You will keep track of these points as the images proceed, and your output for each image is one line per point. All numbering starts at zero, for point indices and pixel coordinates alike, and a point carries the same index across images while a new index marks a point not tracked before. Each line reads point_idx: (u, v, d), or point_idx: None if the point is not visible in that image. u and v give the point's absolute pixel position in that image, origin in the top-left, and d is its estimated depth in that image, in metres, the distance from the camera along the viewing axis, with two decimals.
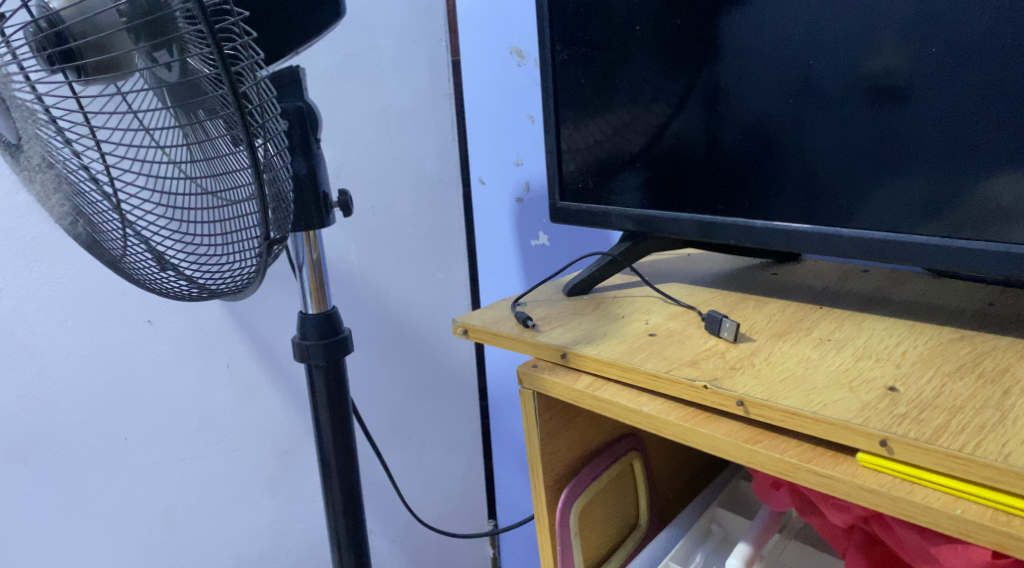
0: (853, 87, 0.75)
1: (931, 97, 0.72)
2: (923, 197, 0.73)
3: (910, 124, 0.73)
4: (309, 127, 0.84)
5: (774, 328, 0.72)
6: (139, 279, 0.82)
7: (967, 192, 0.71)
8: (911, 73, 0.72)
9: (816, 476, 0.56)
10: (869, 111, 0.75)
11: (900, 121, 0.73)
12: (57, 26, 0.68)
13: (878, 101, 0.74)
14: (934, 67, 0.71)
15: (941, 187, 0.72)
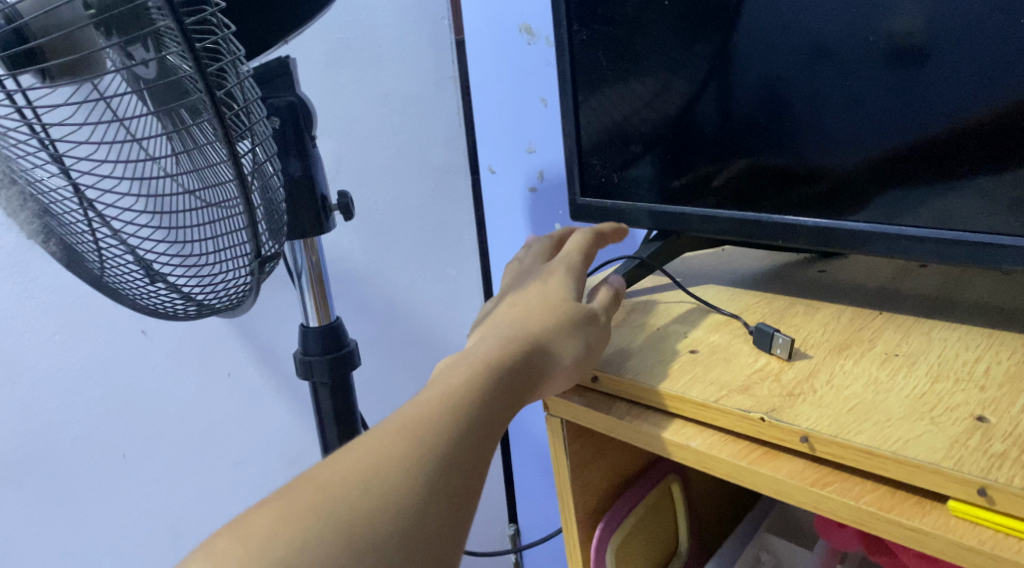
0: (872, 51, 0.67)
1: (954, 57, 0.64)
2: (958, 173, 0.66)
3: (933, 90, 0.65)
4: (303, 125, 0.76)
5: (832, 340, 0.64)
6: (125, 298, 0.74)
7: (1001, 164, 0.64)
8: (932, 34, 0.65)
9: (901, 529, 0.49)
10: (890, 76, 0.67)
11: (933, 90, 0.65)
12: (14, 22, 0.59)
13: (897, 64, 0.66)
14: (956, 25, 0.64)
15: (978, 161, 0.65)
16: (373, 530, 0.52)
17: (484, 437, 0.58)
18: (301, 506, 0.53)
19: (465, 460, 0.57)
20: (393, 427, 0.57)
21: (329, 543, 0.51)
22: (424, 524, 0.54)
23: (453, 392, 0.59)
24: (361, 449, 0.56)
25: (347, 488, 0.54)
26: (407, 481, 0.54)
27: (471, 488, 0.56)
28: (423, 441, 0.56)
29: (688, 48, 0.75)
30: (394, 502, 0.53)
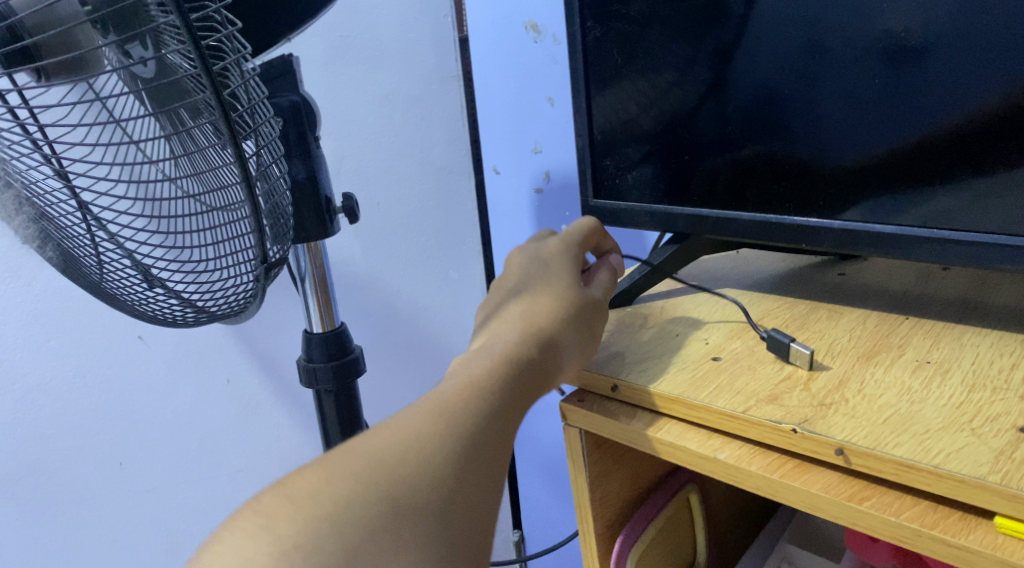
0: (868, 46, 0.66)
1: (955, 51, 0.63)
2: (959, 170, 0.65)
3: (927, 84, 0.64)
4: (307, 125, 0.73)
5: (860, 347, 0.62)
6: (123, 304, 0.71)
7: (995, 161, 0.63)
8: (928, 30, 0.63)
9: (944, 546, 0.47)
10: (887, 70, 0.66)
11: (928, 83, 0.64)
12: (7, 20, 0.56)
13: (898, 61, 0.65)
14: (950, 23, 0.62)
15: (977, 158, 0.64)
16: (428, 486, 0.53)
17: (523, 407, 0.60)
18: (354, 467, 0.53)
19: (505, 424, 0.58)
20: (430, 400, 0.58)
21: (388, 499, 0.52)
22: (476, 481, 0.55)
23: (486, 366, 0.61)
24: (404, 419, 0.57)
25: (396, 451, 0.54)
26: (455, 441, 0.56)
27: (512, 449, 0.58)
28: (465, 408, 0.57)
29: (687, 45, 0.74)
30: (445, 461, 0.55)
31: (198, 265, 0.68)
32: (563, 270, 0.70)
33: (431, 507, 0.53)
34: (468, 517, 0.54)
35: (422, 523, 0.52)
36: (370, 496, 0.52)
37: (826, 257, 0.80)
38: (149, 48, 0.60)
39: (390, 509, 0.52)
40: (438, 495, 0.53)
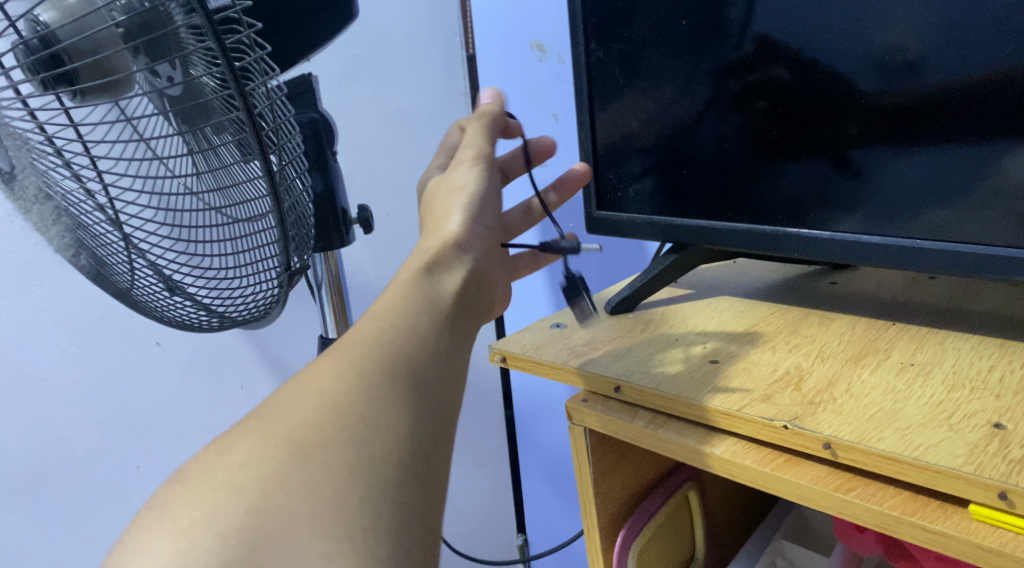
0: (865, 63, 0.69)
1: (948, 68, 0.66)
2: (952, 180, 0.68)
3: (923, 99, 0.68)
4: (325, 141, 0.76)
5: (847, 350, 0.66)
6: (149, 310, 0.75)
7: (989, 171, 0.67)
8: (926, 48, 0.67)
9: (923, 532, 0.51)
10: (884, 87, 0.69)
11: (923, 97, 0.68)
12: (50, 46, 0.60)
13: (895, 77, 0.69)
14: (948, 41, 0.66)
15: (968, 169, 0.67)
16: (326, 429, 0.54)
17: (437, 333, 0.61)
18: (255, 429, 0.55)
19: (416, 353, 0.59)
20: (336, 347, 0.59)
21: (288, 446, 0.54)
22: (383, 407, 0.56)
23: (387, 306, 0.62)
24: (310, 369, 0.58)
25: (296, 403, 0.56)
26: (354, 380, 0.57)
27: (425, 377, 0.58)
28: (366, 349, 0.58)
29: (687, 64, 0.78)
30: (352, 401, 0.56)
31: (223, 271, 0.73)
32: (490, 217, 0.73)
33: (336, 445, 0.54)
34: (379, 443, 0.54)
35: (328, 461, 0.53)
36: (269, 451, 0.54)
37: (818, 267, 0.84)
38: (178, 69, 0.63)
39: (292, 456, 0.53)
40: (341, 432, 0.54)
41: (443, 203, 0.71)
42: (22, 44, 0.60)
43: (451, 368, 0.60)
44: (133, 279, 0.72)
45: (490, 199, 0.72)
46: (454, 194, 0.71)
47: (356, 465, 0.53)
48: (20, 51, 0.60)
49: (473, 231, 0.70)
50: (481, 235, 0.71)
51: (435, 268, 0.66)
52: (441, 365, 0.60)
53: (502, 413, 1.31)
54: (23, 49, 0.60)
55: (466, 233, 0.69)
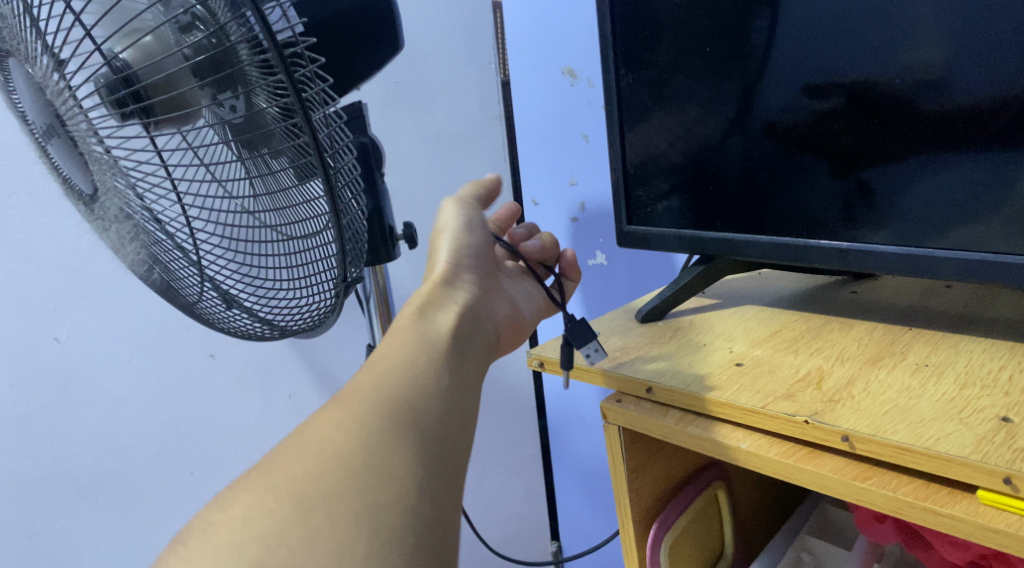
0: (889, 83, 0.74)
1: (967, 87, 0.71)
2: (971, 192, 0.73)
3: (943, 117, 0.72)
4: (374, 162, 0.83)
5: (865, 353, 0.70)
6: (212, 321, 0.80)
7: (1008, 183, 0.71)
8: (947, 68, 0.71)
9: (934, 515, 0.57)
10: (907, 106, 0.74)
11: (946, 114, 0.72)
12: (132, 84, 0.65)
13: (918, 97, 0.73)
14: (970, 62, 0.70)
15: (986, 183, 0.72)
16: (329, 480, 0.60)
17: (433, 371, 0.68)
18: (258, 482, 0.60)
19: (410, 394, 0.65)
20: (337, 398, 0.65)
21: (291, 499, 0.59)
22: (382, 453, 0.61)
23: (383, 358, 0.68)
24: (311, 420, 0.64)
25: (301, 454, 0.61)
26: (357, 429, 0.62)
27: (424, 423, 0.64)
28: (367, 399, 0.64)
29: (712, 86, 0.83)
30: (348, 448, 0.61)
31: (281, 287, 0.77)
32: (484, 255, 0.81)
33: (338, 495, 0.59)
34: (381, 490, 0.60)
35: (331, 512, 0.59)
36: (271, 503, 0.59)
37: (839, 278, 0.88)
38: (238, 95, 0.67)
39: (295, 509, 0.59)
40: (345, 481, 0.60)
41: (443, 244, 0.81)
42: (106, 83, 0.65)
43: (445, 405, 0.66)
44: (199, 294, 0.76)
45: (477, 233, 0.81)
46: (442, 234, 0.80)
47: (359, 514, 0.59)
48: (103, 90, 0.65)
49: (460, 268, 0.79)
50: (469, 269, 0.79)
51: (427, 304, 0.74)
52: (435, 412, 0.65)
53: (535, 423, 1.35)
54: (105, 88, 0.65)
55: (452, 270, 0.78)
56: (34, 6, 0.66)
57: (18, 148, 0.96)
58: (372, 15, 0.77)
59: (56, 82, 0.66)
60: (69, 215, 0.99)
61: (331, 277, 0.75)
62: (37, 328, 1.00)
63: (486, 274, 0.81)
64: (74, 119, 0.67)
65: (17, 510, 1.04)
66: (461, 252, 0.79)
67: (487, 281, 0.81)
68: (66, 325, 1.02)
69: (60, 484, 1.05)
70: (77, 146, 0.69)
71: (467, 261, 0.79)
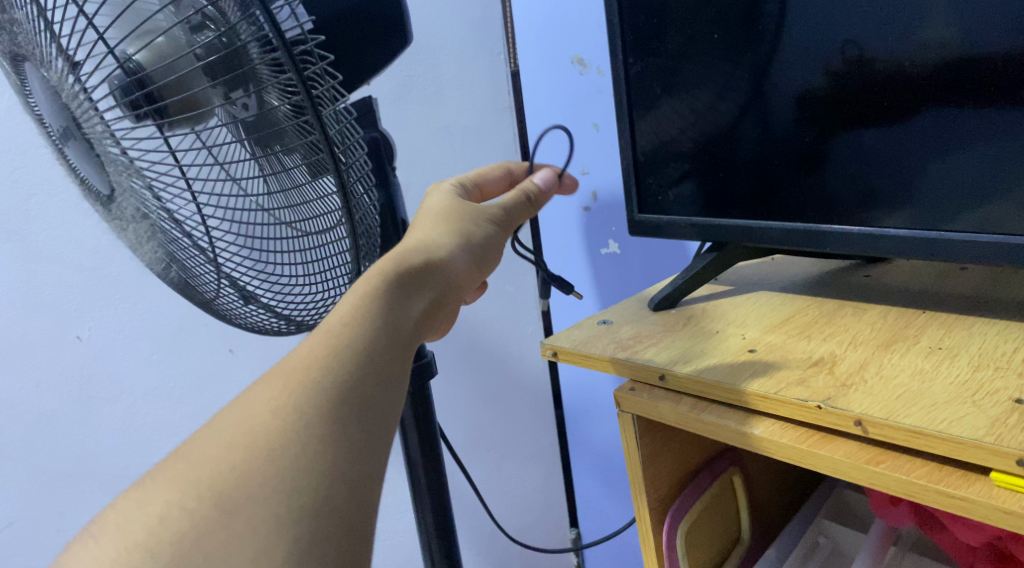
0: (902, 66, 0.74)
1: (980, 68, 0.71)
2: (983, 173, 0.72)
3: (955, 97, 0.72)
4: (386, 157, 0.81)
5: (879, 337, 0.71)
6: (231, 318, 0.81)
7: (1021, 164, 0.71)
8: (960, 49, 0.71)
9: (947, 498, 0.57)
10: (920, 88, 0.74)
11: (959, 94, 0.72)
12: (146, 86, 0.66)
13: (929, 79, 0.73)
14: (983, 42, 0.70)
15: (998, 163, 0.72)
16: (253, 479, 0.57)
17: (387, 358, 0.63)
18: (181, 473, 0.58)
19: (349, 381, 0.61)
20: (278, 371, 0.62)
21: (211, 499, 0.57)
22: (313, 452, 0.58)
23: (342, 327, 0.63)
24: (243, 399, 0.61)
25: (229, 445, 0.59)
26: (290, 419, 0.59)
27: (359, 411, 0.61)
28: (311, 382, 0.61)
29: (721, 73, 0.83)
30: (278, 443, 0.58)
31: (297, 283, 0.77)
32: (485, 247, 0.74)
33: (261, 496, 0.57)
34: (306, 493, 0.57)
35: (252, 516, 0.57)
36: (190, 502, 0.57)
37: (853, 262, 0.88)
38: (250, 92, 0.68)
39: (214, 511, 0.57)
40: (268, 480, 0.57)
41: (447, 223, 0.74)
42: (120, 86, 0.66)
43: (379, 393, 0.62)
44: (217, 291, 0.77)
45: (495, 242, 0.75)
46: (462, 221, 0.74)
47: (280, 518, 0.57)
48: (117, 92, 0.66)
49: (456, 258, 0.72)
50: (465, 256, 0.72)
51: (410, 282, 0.68)
52: (371, 396, 0.61)
53: (552, 412, 1.36)
54: (119, 90, 0.66)
55: (453, 257, 0.71)
56: (48, 10, 0.66)
57: (38, 150, 0.97)
58: (381, 12, 0.78)
59: (71, 86, 0.67)
60: (88, 216, 1.00)
61: (346, 271, 0.76)
62: (58, 326, 1.02)
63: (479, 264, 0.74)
64: (90, 121, 0.68)
65: (44, 504, 1.06)
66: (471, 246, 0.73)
67: (474, 281, 0.74)
68: (87, 323, 1.03)
69: (85, 478, 1.07)
70: (94, 147, 0.70)
71: (470, 254, 0.73)
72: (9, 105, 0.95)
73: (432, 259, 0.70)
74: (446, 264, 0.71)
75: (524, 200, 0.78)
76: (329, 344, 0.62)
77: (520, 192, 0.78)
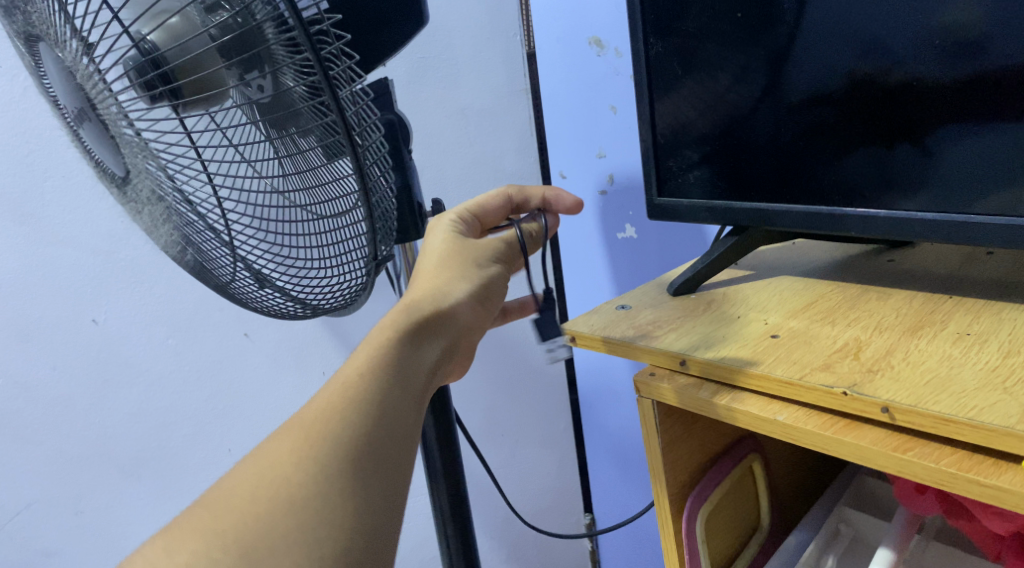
0: (929, 46, 0.72)
1: (1011, 47, 0.69)
2: (1012, 155, 0.71)
3: (985, 77, 0.71)
4: (401, 140, 0.80)
5: (904, 322, 0.69)
6: (246, 302, 0.80)
7: None
8: (989, 28, 0.70)
9: (979, 486, 0.57)
10: (947, 69, 0.72)
11: (988, 74, 0.71)
12: (160, 66, 0.65)
13: (957, 59, 0.71)
14: (1014, 21, 0.69)
15: None
16: (278, 531, 0.59)
17: (405, 409, 0.67)
18: (205, 524, 0.60)
19: (372, 430, 0.64)
20: (297, 422, 0.64)
21: (237, 551, 0.59)
22: (336, 504, 0.61)
23: (357, 377, 0.66)
24: (264, 448, 0.64)
25: (254, 495, 0.61)
26: (312, 470, 0.62)
27: (378, 462, 0.64)
28: (330, 434, 0.63)
29: (742, 55, 0.81)
30: (302, 495, 0.61)
31: (313, 266, 0.76)
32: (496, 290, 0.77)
33: (286, 547, 0.59)
34: (328, 544, 0.60)
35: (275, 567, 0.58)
36: (217, 554, 0.58)
37: (876, 246, 0.87)
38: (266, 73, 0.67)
39: (239, 560, 0.58)
40: (291, 531, 0.60)
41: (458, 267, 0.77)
42: (134, 66, 0.65)
43: (398, 443, 0.65)
44: (232, 274, 0.76)
45: (499, 282, 0.78)
46: (463, 265, 0.76)
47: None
48: (132, 73, 0.65)
49: (463, 304, 0.74)
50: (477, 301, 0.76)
51: (423, 330, 0.71)
52: (387, 448, 0.64)
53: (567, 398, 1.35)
54: (133, 70, 0.65)
55: (460, 303, 0.74)
56: None
57: (52, 133, 0.96)
58: None
59: (85, 66, 0.66)
60: (103, 199, 0.99)
61: (361, 255, 0.74)
62: (75, 310, 1.02)
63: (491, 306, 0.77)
64: (104, 103, 0.67)
65: (63, 486, 1.06)
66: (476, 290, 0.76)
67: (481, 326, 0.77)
68: (103, 307, 1.03)
69: (103, 461, 1.07)
70: (109, 128, 0.69)
71: (476, 298, 0.75)
72: (23, 86, 0.94)
73: (441, 308, 0.73)
74: (454, 311, 0.73)
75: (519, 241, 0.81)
76: (342, 392, 0.65)
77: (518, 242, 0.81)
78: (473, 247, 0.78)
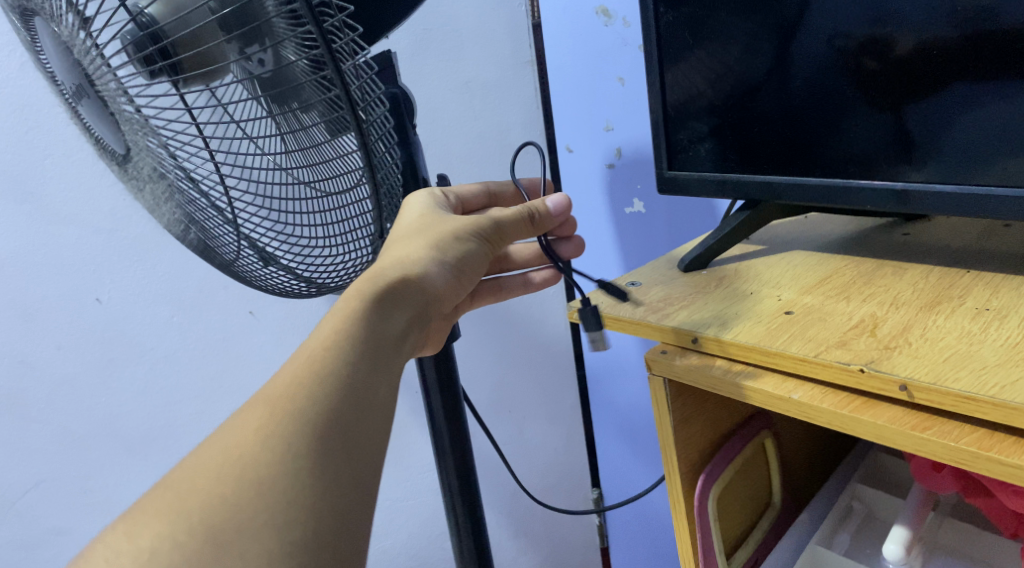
0: (948, 13, 0.70)
1: None
2: None
3: (1003, 46, 0.69)
4: (407, 115, 0.78)
5: (921, 297, 0.68)
6: (251, 280, 0.78)
7: None
8: None
9: (998, 465, 0.56)
10: (963, 37, 0.70)
11: (1005, 42, 0.69)
12: (160, 41, 0.63)
13: (975, 28, 0.70)
14: None
15: None
16: (243, 514, 0.58)
17: (372, 385, 0.64)
18: (171, 504, 0.59)
19: (342, 406, 0.62)
20: (261, 399, 0.62)
21: (201, 534, 0.57)
22: (303, 483, 0.59)
23: (323, 351, 0.64)
24: (228, 427, 0.62)
25: (219, 477, 0.59)
26: (278, 448, 0.60)
27: (348, 439, 0.62)
28: (294, 410, 0.61)
29: (755, 23, 0.79)
30: (269, 474, 0.59)
31: (319, 244, 0.75)
32: (468, 256, 0.75)
33: (252, 531, 0.58)
34: (297, 526, 0.58)
35: (244, 550, 0.57)
36: (181, 535, 0.57)
37: (890, 219, 0.85)
38: (267, 46, 0.65)
39: (206, 545, 0.57)
40: (257, 513, 0.58)
41: (425, 231, 0.74)
42: (132, 41, 0.63)
43: (367, 419, 0.63)
44: (237, 253, 0.74)
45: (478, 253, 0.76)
46: (434, 232, 0.74)
47: (275, 554, 0.57)
48: (129, 48, 0.63)
49: (432, 270, 0.73)
50: (445, 269, 0.74)
51: (389, 300, 0.69)
52: (355, 426, 0.62)
53: (575, 375, 1.34)
54: (131, 45, 0.63)
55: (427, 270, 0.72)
56: None
57: (51, 110, 0.94)
58: None
59: (82, 41, 0.65)
60: (103, 177, 0.98)
61: (370, 233, 0.74)
62: (75, 289, 1.01)
63: (465, 271, 0.75)
64: (101, 79, 0.65)
65: (69, 467, 1.06)
66: (447, 258, 0.74)
67: (450, 294, 0.76)
68: (105, 286, 1.02)
69: (108, 440, 1.07)
70: (108, 105, 0.68)
71: (446, 268, 0.74)
72: (21, 62, 0.92)
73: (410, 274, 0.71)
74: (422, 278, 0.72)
75: (523, 218, 0.78)
76: (309, 369, 0.63)
77: (521, 212, 0.78)
78: (444, 221, 0.75)
